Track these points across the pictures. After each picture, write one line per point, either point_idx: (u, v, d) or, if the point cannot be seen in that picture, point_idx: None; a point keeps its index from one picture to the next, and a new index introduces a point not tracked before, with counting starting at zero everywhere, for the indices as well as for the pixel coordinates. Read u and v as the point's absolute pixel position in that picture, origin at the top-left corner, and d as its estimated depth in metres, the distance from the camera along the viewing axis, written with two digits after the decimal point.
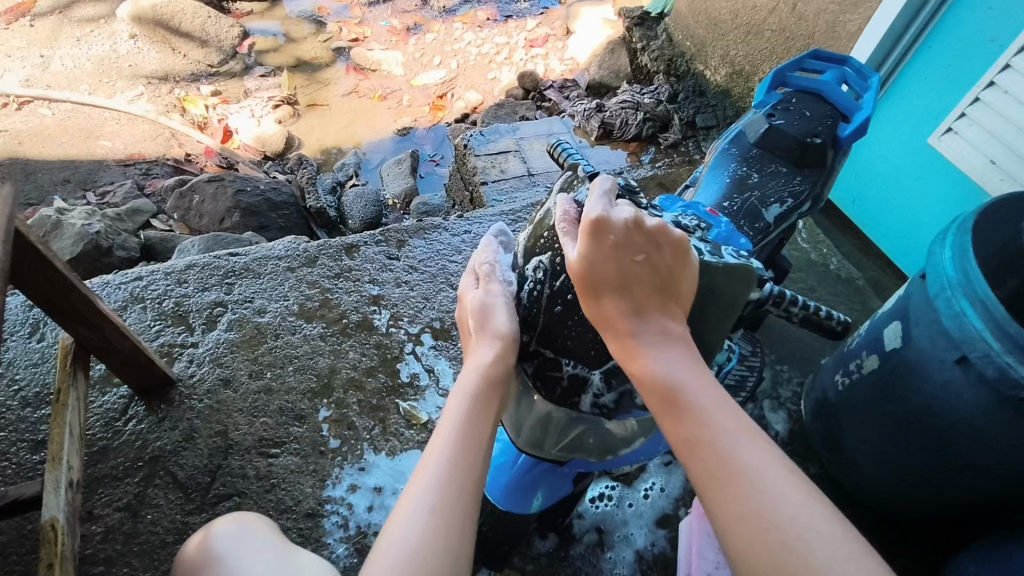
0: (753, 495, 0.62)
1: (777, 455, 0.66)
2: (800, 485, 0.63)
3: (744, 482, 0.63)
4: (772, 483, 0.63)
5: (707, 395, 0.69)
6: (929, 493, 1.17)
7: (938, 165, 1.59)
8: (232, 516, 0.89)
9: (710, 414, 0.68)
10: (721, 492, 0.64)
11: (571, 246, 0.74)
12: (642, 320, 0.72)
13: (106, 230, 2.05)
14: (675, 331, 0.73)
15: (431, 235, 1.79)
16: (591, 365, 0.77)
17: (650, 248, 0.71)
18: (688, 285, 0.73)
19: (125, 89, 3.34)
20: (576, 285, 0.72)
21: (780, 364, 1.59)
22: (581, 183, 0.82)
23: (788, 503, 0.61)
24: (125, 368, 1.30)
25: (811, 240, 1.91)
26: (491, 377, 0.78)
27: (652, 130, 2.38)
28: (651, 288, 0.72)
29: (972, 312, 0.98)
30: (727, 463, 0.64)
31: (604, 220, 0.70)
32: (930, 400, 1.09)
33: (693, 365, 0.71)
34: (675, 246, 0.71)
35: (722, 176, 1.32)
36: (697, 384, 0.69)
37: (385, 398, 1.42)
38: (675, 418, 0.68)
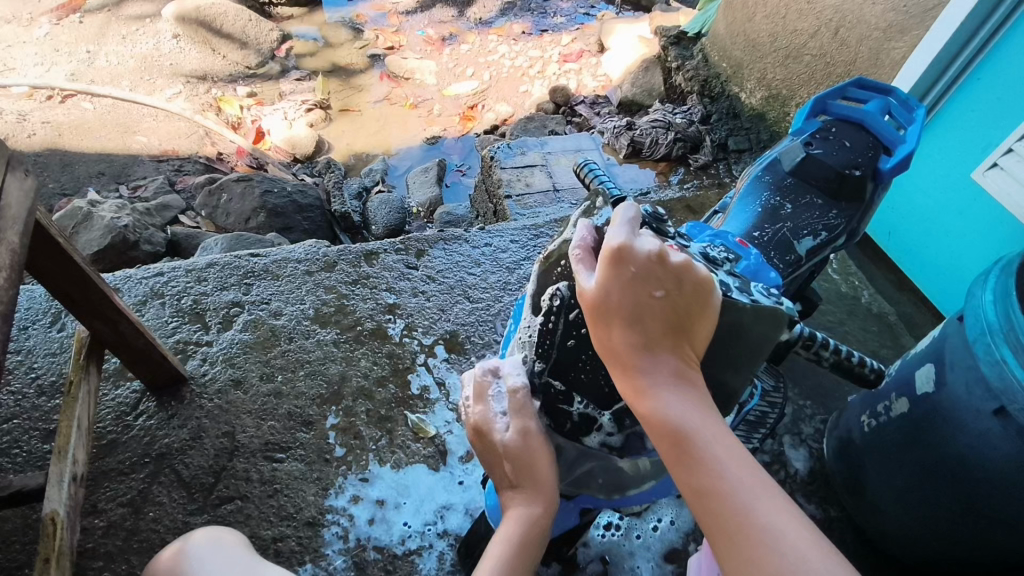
0: (771, 556, 0.57)
1: (795, 510, 0.62)
2: (823, 546, 0.58)
3: (761, 542, 0.59)
4: (792, 545, 0.58)
5: (720, 443, 0.65)
6: (958, 547, 1.10)
7: (981, 202, 1.53)
8: (206, 531, 0.91)
9: (724, 462, 0.64)
10: (737, 552, 0.59)
11: (586, 273, 0.70)
12: (653, 357, 0.68)
13: (134, 225, 2.08)
14: (686, 372, 0.70)
15: (452, 246, 1.78)
16: (602, 406, 0.79)
17: (670, 282, 0.67)
18: (704, 326, 0.70)
19: (164, 86, 3.42)
20: (589, 314, 0.69)
21: (803, 399, 1.53)
22: (604, 209, 0.79)
23: (811, 567, 0.56)
24: (137, 364, 1.30)
25: (842, 272, 1.85)
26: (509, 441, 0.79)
27: (682, 151, 2.35)
28: (666, 324, 0.68)
29: (1015, 361, 0.93)
30: (742, 520, 0.60)
31: (627, 249, 0.65)
32: (963, 451, 1.03)
33: (705, 410, 0.67)
34: (696, 283, 0.67)
35: (753, 205, 1.27)
36: (709, 429, 0.66)
37: (395, 409, 1.41)
38: (685, 465, 0.65)
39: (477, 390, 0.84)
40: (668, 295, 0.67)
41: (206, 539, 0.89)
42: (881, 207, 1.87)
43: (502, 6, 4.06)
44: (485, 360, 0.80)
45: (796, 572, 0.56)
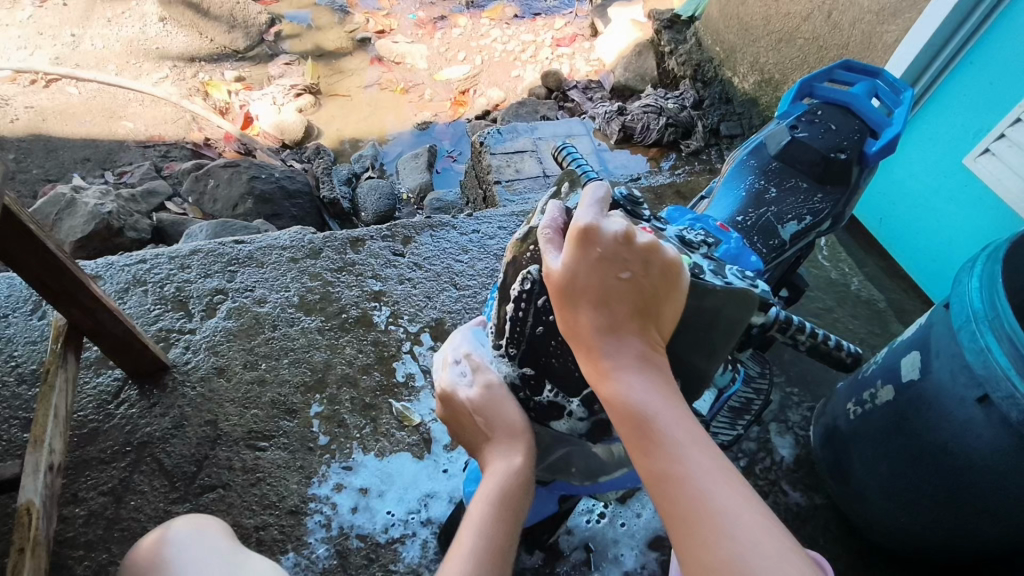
0: (723, 541, 0.56)
1: (754, 497, 0.59)
2: (778, 532, 0.56)
3: (714, 527, 0.57)
4: (746, 529, 0.56)
5: (682, 428, 0.63)
6: (941, 535, 1.10)
7: (972, 188, 1.52)
8: (193, 519, 0.89)
9: (683, 446, 0.62)
10: (691, 538, 0.58)
11: (554, 254, 0.69)
12: (618, 341, 0.66)
13: (118, 211, 2.05)
14: (652, 356, 0.68)
15: (439, 232, 1.76)
16: (570, 394, 0.79)
17: (638, 263, 0.65)
18: (671, 310, 0.68)
19: (151, 71, 3.37)
20: (555, 296, 0.67)
21: (790, 386, 1.53)
22: (572, 194, 0.78)
23: (762, 553, 0.54)
24: (117, 353, 1.29)
25: (832, 258, 1.84)
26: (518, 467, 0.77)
27: (674, 136, 2.32)
28: (634, 307, 0.66)
29: (1000, 349, 0.92)
30: (697, 505, 0.58)
31: (594, 228, 0.64)
32: (947, 439, 1.03)
33: (670, 395, 0.66)
34: (665, 265, 0.66)
35: (738, 188, 1.26)
36: (670, 413, 0.64)
37: (379, 397, 1.40)
38: (645, 450, 0.63)
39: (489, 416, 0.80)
40: (636, 278, 0.65)
41: (187, 527, 0.87)
42: (872, 192, 1.85)
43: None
44: (471, 406, 0.78)
45: (746, 559, 0.54)
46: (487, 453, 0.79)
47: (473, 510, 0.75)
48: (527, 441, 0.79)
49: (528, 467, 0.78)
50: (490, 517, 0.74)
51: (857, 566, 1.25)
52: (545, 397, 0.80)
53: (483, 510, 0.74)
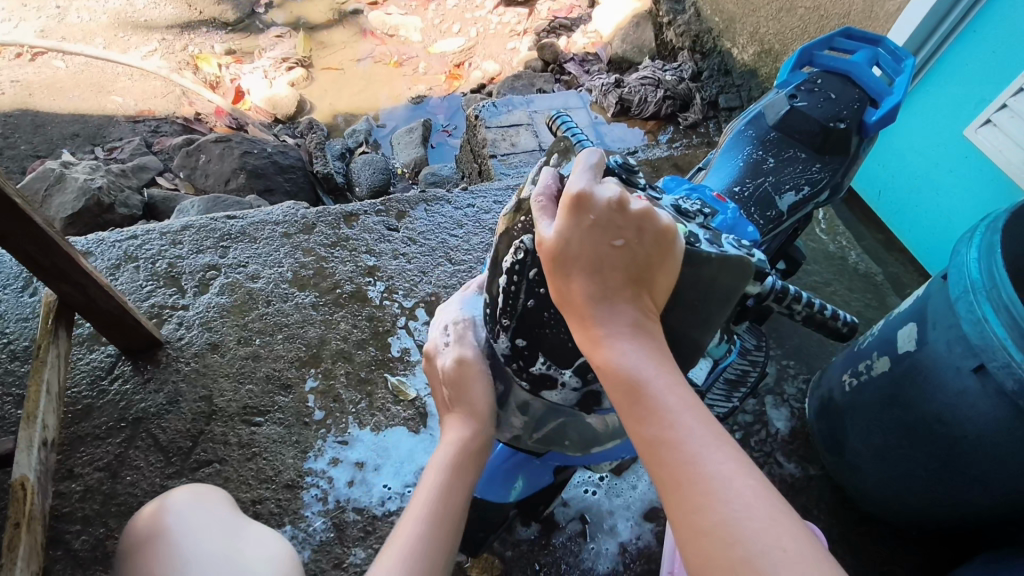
0: (714, 503, 0.55)
1: (746, 461, 0.59)
2: (771, 495, 0.56)
3: (708, 490, 0.56)
4: (739, 492, 0.56)
5: (674, 393, 0.63)
6: (933, 504, 1.12)
7: (973, 159, 1.50)
8: (190, 488, 0.89)
9: (676, 411, 0.62)
10: (682, 502, 0.57)
11: (546, 222, 0.67)
12: (611, 308, 0.66)
13: (108, 187, 2.03)
14: (645, 324, 0.67)
15: (433, 207, 1.74)
16: (563, 365, 0.78)
17: (631, 229, 0.64)
18: (666, 279, 0.67)
19: (139, 44, 3.30)
20: (547, 264, 0.66)
21: (786, 360, 1.53)
22: (566, 163, 0.76)
23: (755, 515, 0.54)
24: (110, 329, 1.28)
25: (830, 232, 1.83)
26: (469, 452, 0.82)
27: (671, 109, 2.28)
28: (626, 273, 0.66)
29: (996, 318, 0.92)
30: (689, 469, 0.58)
31: (586, 195, 0.63)
32: (942, 409, 1.04)
33: (662, 362, 0.65)
34: (658, 231, 0.64)
35: (736, 158, 1.23)
36: (664, 379, 0.64)
37: (374, 371, 1.39)
38: (636, 414, 0.62)
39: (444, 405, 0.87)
40: (630, 244, 0.64)
41: (187, 497, 0.87)
42: (872, 165, 1.83)
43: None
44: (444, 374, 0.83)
45: (740, 522, 0.54)
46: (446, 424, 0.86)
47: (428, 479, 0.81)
48: (483, 424, 0.83)
49: (483, 442, 0.84)
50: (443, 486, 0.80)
51: (850, 536, 1.27)
52: (539, 366, 0.78)
53: (439, 479, 0.80)
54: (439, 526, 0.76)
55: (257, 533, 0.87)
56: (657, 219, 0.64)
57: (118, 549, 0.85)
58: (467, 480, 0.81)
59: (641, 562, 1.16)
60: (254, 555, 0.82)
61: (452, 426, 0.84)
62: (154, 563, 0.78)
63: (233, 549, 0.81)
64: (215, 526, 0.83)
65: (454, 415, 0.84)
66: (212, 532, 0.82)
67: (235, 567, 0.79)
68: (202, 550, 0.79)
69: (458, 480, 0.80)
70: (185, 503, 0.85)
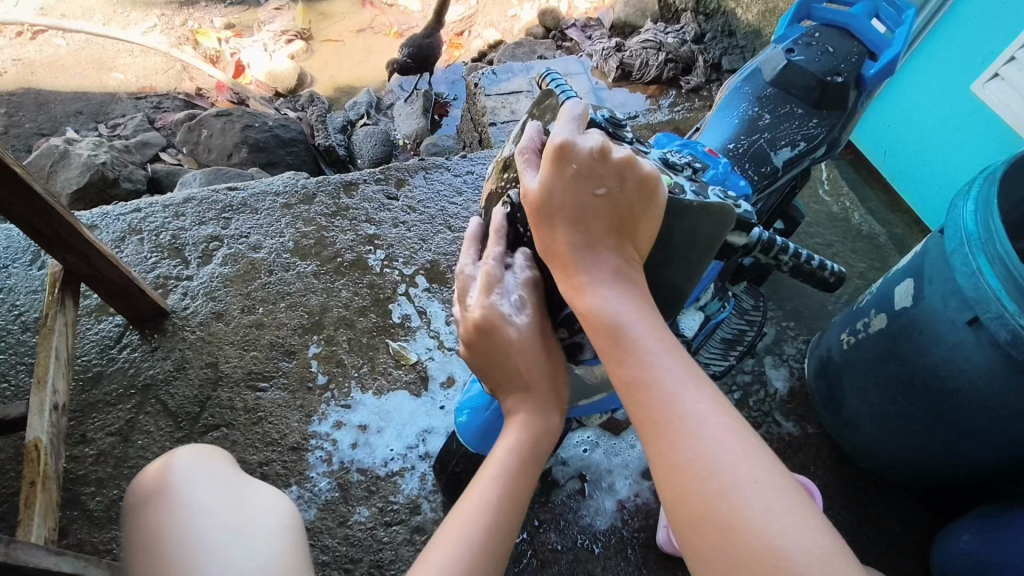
0: (689, 440, 0.57)
1: (722, 401, 0.60)
2: (743, 431, 0.58)
3: (683, 429, 0.58)
4: (713, 428, 0.57)
5: (653, 337, 0.64)
6: (929, 460, 1.13)
7: (981, 115, 1.48)
8: (196, 445, 0.88)
9: (656, 355, 0.62)
10: (659, 440, 0.59)
11: (530, 172, 0.69)
12: (592, 258, 0.66)
13: (112, 162, 2.04)
14: (628, 273, 0.67)
15: (432, 175, 1.75)
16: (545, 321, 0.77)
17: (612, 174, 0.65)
18: (648, 227, 0.67)
19: (139, 20, 3.28)
20: (531, 215, 0.67)
21: (787, 321, 1.53)
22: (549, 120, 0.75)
23: (728, 450, 0.56)
24: (116, 299, 1.31)
25: (833, 193, 1.81)
26: (534, 452, 0.75)
27: (673, 72, 2.25)
28: (609, 224, 0.67)
29: (991, 271, 0.91)
30: (666, 408, 0.59)
31: (568, 145, 0.64)
32: (937, 363, 1.04)
33: (644, 308, 0.66)
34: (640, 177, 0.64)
35: (732, 116, 1.22)
36: (644, 326, 0.64)
37: (376, 337, 1.42)
38: (618, 362, 0.63)
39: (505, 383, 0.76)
40: (613, 192, 0.65)
41: (192, 452, 0.86)
42: (876, 124, 1.80)
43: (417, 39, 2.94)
44: (521, 351, 0.72)
45: (713, 456, 0.55)
46: (509, 402, 0.77)
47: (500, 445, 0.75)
48: (557, 408, 0.77)
49: (547, 438, 0.76)
50: (508, 476, 0.72)
51: (848, 491, 1.28)
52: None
53: (508, 461, 0.73)
54: (503, 517, 0.70)
55: (263, 485, 0.85)
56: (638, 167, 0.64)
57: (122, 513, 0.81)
58: (528, 475, 0.74)
59: (640, 518, 1.19)
60: (260, 503, 0.81)
61: (518, 416, 0.76)
62: (161, 518, 0.78)
63: (239, 500, 0.81)
64: (219, 479, 0.83)
65: (524, 406, 0.76)
66: (219, 481, 0.82)
67: (242, 517, 0.79)
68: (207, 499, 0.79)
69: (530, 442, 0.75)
70: (189, 459, 0.84)
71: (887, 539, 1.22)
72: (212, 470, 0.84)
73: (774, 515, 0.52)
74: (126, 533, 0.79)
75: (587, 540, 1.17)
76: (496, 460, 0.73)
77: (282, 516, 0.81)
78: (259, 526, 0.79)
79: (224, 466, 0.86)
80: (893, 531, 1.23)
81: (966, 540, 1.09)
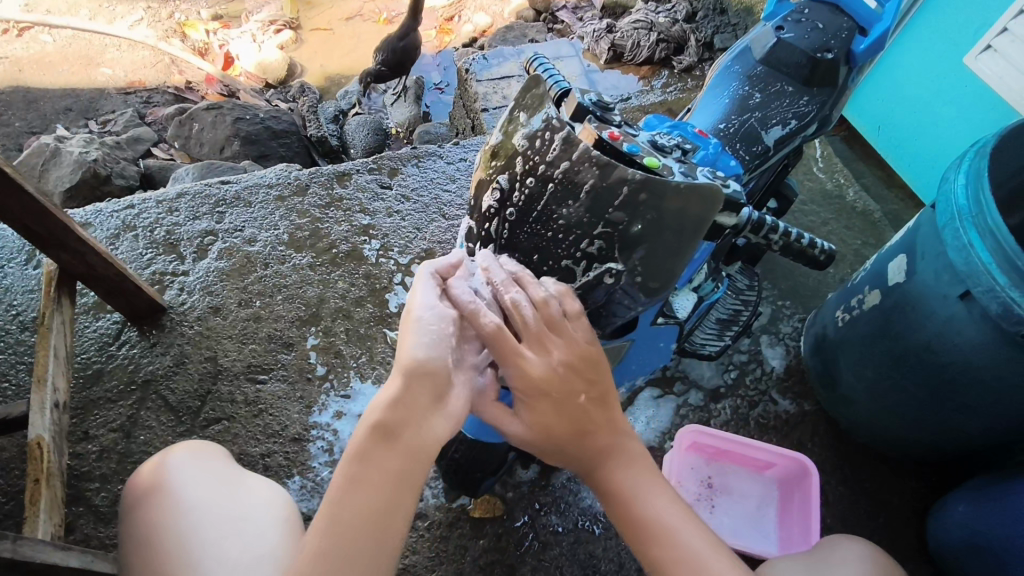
0: (667, 539, 0.74)
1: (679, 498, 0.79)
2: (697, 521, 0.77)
3: (660, 530, 0.75)
4: (681, 525, 0.75)
5: (628, 462, 0.79)
6: (924, 434, 1.14)
7: (974, 88, 1.47)
8: (190, 444, 0.91)
9: (619, 459, 0.78)
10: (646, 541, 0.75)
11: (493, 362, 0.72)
12: (574, 424, 0.72)
13: (104, 158, 2.03)
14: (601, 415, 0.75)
15: (425, 163, 1.74)
16: None
17: (590, 166, 0.66)
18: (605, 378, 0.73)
19: (125, 13, 3.25)
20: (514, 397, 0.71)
21: (783, 300, 1.54)
22: (530, 122, 0.70)
23: (693, 538, 0.74)
24: (113, 296, 1.31)
25: (827, 170, 1.80)
26: (400, 428, 0.65)
27: (665, 53, 2.23)
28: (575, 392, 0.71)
29: (982, 244, 0.92)
30: (647, 517, 0.76)
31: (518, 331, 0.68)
32: (930, 338, 1.04)
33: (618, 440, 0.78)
34: (615, 176, 0.65)
35: (723, 95, 1.21)
36: (607, 432, 0.77)
37: (374, 327, 1.42)
38: (592, 467, 0.78)
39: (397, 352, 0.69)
40: (576, 369, 0.70)
41: (186, 452, 0.90)
42: (869, 99, 1.79)
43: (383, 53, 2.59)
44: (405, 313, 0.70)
45: (684, 547, 0.74)
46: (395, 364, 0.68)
47: (337, 473, 0.65)
48: (434, 364, 0.66)
49: (415, 407, 0.65)
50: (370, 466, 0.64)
51: (845, 466, 1.30)
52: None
53: (368, 449, 0.64)
54: (357, 523, 0.62)
55: (255, 479, 0.90)
56: (614, 166, 0.65)
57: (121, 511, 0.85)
58: (395, 457, 0.64)
59: None
60: (253, 500, 0.85)
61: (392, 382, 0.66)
62: (158, 516, 0.81)
63: (235, 497, 0.84)
64: (213, 477, 0.86)
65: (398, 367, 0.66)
66: (213, 479, 0.85)
67: (236, 512, 0.82)
68: (203, 495, 0.83)
69: (381, 476, 0.64)
70: (181, 458, 0.88)
71: (884, 512, 1.24)
72: (206, 468, 0.87)
73: (717, 559, 0.73)
74: (124, 532, 0.82)
75: (588, 522, 1.18)
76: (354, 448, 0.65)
77: (279, 508, 0.85)
78: (255, 519, 0.83)
79: (219, 463, 0.90)
80: (889, 504, 1.25)
81: (961, 511, 1.10)
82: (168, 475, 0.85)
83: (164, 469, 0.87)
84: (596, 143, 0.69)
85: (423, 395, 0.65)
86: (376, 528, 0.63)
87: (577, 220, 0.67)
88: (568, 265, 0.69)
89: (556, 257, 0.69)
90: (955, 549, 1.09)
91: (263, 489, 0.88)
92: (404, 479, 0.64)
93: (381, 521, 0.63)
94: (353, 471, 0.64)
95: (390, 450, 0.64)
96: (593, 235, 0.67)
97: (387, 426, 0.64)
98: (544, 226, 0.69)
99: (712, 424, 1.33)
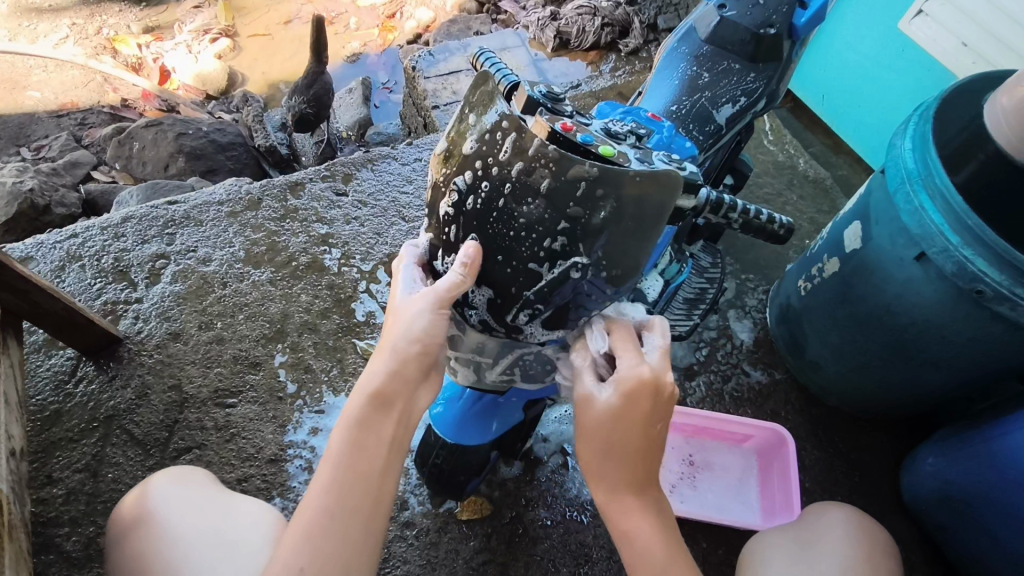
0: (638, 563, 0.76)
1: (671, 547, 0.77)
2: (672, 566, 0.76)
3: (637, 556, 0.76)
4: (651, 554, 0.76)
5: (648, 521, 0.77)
6: (890, 391, 1.18)
7: (911, 52, 1.52)
8: (168, 472, 0.92)
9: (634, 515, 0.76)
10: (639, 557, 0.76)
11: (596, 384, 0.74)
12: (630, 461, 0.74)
13: (41, 187, 1.94)
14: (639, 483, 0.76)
15: (380, 166, 1.71)
16: (496, 313, 0.75)
17: (544, 164, 0.64)
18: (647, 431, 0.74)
19: (48, 32, 3.09)
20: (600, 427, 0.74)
21: (746, 274, 1.56)
22: (480, 122, 0.68)
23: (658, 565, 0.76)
24: (63, 332, 1.25)
25: (778, 142, 1.84)
26: (389, 399, 0.72)
27: (611, 36, 2.24)
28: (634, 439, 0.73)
29: (932, 206, 0.95)
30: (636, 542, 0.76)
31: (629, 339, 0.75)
32: (891, 300, 1.07)
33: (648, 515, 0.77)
34: (572, 171, 0.63)
35: (672, 77, 1.21)
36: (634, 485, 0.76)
37: (342, 338, 1.40)
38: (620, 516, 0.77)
39: (382, 336, 0.75)
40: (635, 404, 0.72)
41: (168, 481, 0.89)
42: (812, 69, 1.82)
43: (310, 68, 2.39)
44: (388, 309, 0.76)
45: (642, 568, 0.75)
46: (382, 343, 0.74)
47: (337, 438, 0.72)
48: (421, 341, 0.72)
49: (404, 381, 0.72)
50: (366, 431, 0.71)
51: (818, 431, 1.33)
52: (478, 298, 0.75)
53: (362, 416, 0.71)
54: (359, 484, 0.70)
55: (242, 502, 0.89)
56: (570, 160, 0.63)
57: (106, 533, 0.87)
58: (387, 422, 0.72)
59: None
60: (239, 524, 0.84)
61: (379, 361, 0.73)
62: (146, 544, 0.81)
63: (220, 524, 0.84)
64: (198, 504, 0.86)
65: (385, 349, 0.73)
66: (196, 508, 0.85)
67: (224, 538, 0.83)
68: (187, 525, 0.83)
69: (376, 444, 0.71)
70: (166, 488, 0.88)
71: (859, 471, 1.28)
72: (189, 495, 0.87)
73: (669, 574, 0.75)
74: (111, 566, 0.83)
75: (575, 511, 1.19)
76: (349, 420, 0.72)
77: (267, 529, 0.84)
78: (242, 544, 0.83)
79: (206, 491, 0.90)
80: (862, 462, 1.29)
81: (930, 462, 1.14)
82: (151, 505, 0.85)
83: (145, 500, 0.87)
84: (550, 136, 0.64)
85: (414, 370, 0.72)
86: (376, 484, 0.71)
87: (538, 217, 0.66)
88: (533, 266, 0.69)
89: (520, 257, 0.69)
90: (928, 501, 1.13)
91: (251, 511, 0.88)
92: (396, 441, 0.72)
93: (375, 483, 0.71)
94: (352, 438, 0.71)
95: (384, 420, 0.72)
96: (556, 231, 0.66)
97: (381, 398, 0.71)
98: (505, 224, 0.68)
99: (688, 402, 1.34)
